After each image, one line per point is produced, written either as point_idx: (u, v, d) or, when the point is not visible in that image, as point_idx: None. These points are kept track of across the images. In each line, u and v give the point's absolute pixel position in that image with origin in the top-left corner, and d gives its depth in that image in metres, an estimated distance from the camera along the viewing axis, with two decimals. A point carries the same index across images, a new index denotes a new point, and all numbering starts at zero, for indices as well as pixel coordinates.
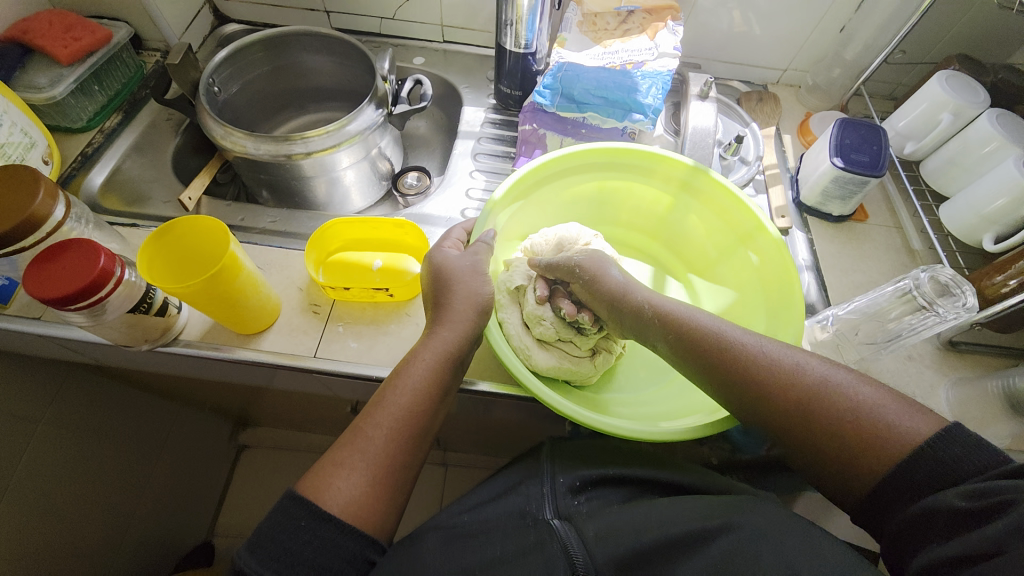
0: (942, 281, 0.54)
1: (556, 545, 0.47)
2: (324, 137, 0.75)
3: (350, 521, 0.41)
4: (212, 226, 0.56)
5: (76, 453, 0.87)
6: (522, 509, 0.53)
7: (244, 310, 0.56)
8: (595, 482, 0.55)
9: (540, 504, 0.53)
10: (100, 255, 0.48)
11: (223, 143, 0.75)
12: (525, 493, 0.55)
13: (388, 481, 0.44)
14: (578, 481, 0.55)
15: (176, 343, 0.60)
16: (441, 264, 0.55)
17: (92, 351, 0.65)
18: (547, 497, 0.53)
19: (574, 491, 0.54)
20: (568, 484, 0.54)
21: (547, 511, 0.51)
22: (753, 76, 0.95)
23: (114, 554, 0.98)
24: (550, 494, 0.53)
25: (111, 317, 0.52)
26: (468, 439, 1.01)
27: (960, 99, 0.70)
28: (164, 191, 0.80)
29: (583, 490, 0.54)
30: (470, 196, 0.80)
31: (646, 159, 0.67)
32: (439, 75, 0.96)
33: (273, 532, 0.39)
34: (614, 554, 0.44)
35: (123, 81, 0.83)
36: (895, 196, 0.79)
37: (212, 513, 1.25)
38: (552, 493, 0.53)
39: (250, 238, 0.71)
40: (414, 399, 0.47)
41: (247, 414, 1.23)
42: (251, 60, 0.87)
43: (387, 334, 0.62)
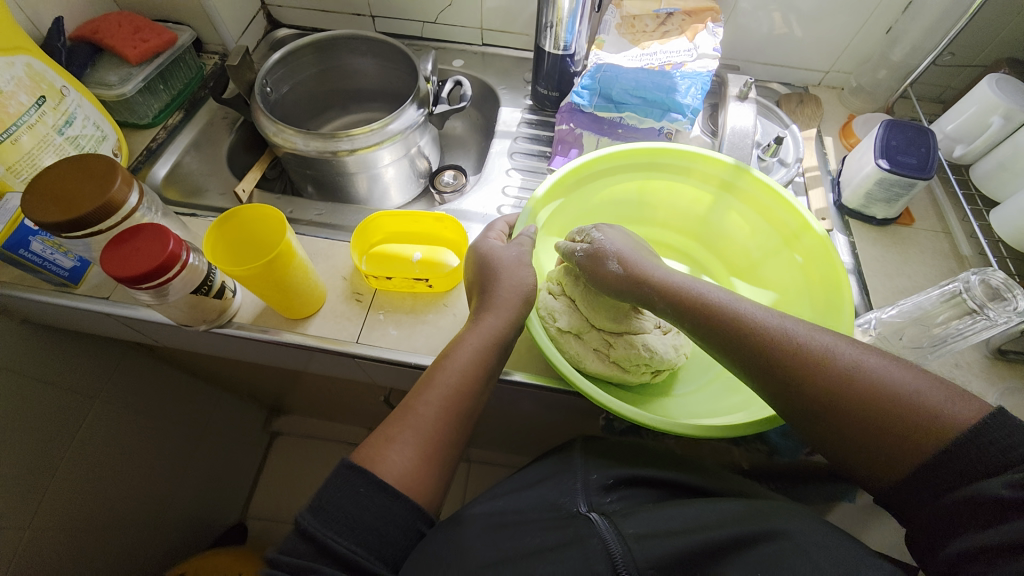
0: (992, 286, 0.53)
1: (595, 540, 0.45)
2: (369, 134, 0.78)
3: (404, 491, 0.43)
4: (269, 215, 0.59)
5: (127, 428, 0.93)
6: (555, 502, 0.53)
7: (296, 294, 0.60)
8: (627, 480, 0.54)
9: (573, 498, 0.53)
10: (170, 238, 0.52)
11: (275, 139, 0.79)
12: (557, 486, 0.56)
13: (436, 457, 0.46)
14: (611, 479, 0.55)
15: (229, 325, 0.64)
16: (487, 254, 0.58)
17: (152, 330, 0.69)
18: (580, 492, 0.54)
19: (605, 489, 0.54)
20: (600, 481, 0.55)
21: (580, 506, 0.51)
22: (793, 78, 0.94)
23: (154, 526, 1.03)
24: (582, 490, 0.54)
25: (175, 298, 0.56)
26: (496, 432, 1.02)
27: (1011, 102, 0.68)
28: (219, 184, 0.85)
29: (614, 489, 0.54)
30: (506, 193, 0.82)
31: (687, 159, 0.68)
32: (477, 77, 0.98)
33: (332, 494, 0.41)
34: (650, 544, 0.43)
35: (185, 81, 0.89)
36: (943, 200, 0.77)
37: (244, 497, 1.30)
38: (585, 489, 0.54)
39: (298, 229, 0.75)
40: (462, 379, 0.49)
41: (281, 403, 1.27)
42: (302, 62, 0.91)
43: (426, 323, 0.65)
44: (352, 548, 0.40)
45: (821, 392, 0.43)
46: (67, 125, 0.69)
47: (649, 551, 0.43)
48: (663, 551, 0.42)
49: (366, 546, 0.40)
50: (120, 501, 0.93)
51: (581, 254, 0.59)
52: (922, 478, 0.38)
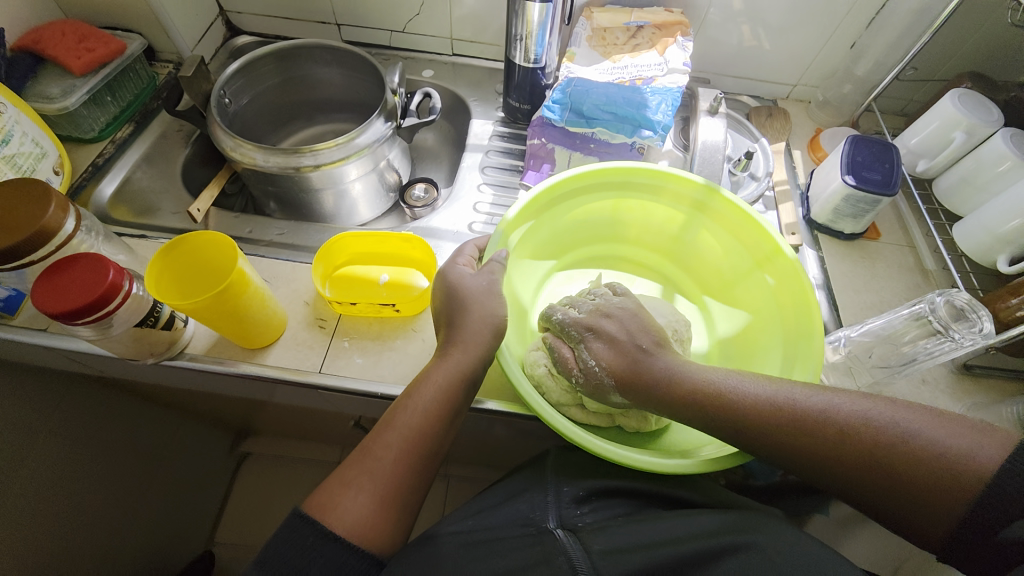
0: (956, 306, 0.53)
1: (562, 560, 0.45)
2: (333, 149, 0.75)
3: (358, 541, 0.41)
4: (221, 241, 0.55)
5: (78, 461, 0.87)
6: (526, 516, 0.52)
7: (251, 324, 0.56)
8: (600, 492, 0.53)
9: (544, 513, 0.52)
10: (110, 269, 0.49)
11: (232, 154, 0.75)
12: (528, 500, 0.54)
13: (395, 504, 0.43)
14: (583, 491, 0.53)
15: (181, 357, 0.60)
16: (455, 283, 0.55)
17: (98, 363, 0.65)
18: (551, 505, 0.52)
19: (578, 501, 0.53)
20: (573, 493, 0.53)
21: (551, 521, 0.50)
22: (762, 91, 0.94)
23: (113, 563, 0.97)
24: (555, 503, 0.52)
25: (118, 331, 0.52)
26: (474, 450, 1.00)
27: (973, 118, 0.70)
28: (173, 202, 0.80)
29: (586, 501, 0.53)
30: (477, 209, 0.80)
31: (660, 179, 0.67)
32: (447, 88, 0.96)
33: (277, 548, 0.39)
34: (615, 564, 0.44)
35: (135, 92, 0.84)
36: (907, 215, 0.78)
37: (212, 524, 1.24)
38: (557, 502, 0.53)
39: (257, 250, 0.71)
40: (424, 420, 0.46)
41: (249, 423, 1.22)
42: (263, 71, 0.87)
43: (393, 350, 0.62)
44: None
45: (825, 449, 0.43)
46: (3, 143, 0.63)
47: (614, 569, 0.43)
48: (627, 567, 0.43)
49: None
50: (72, 539, 0.88)
51: (581, 377, 0.55)
52: (966, 530, 0.38)
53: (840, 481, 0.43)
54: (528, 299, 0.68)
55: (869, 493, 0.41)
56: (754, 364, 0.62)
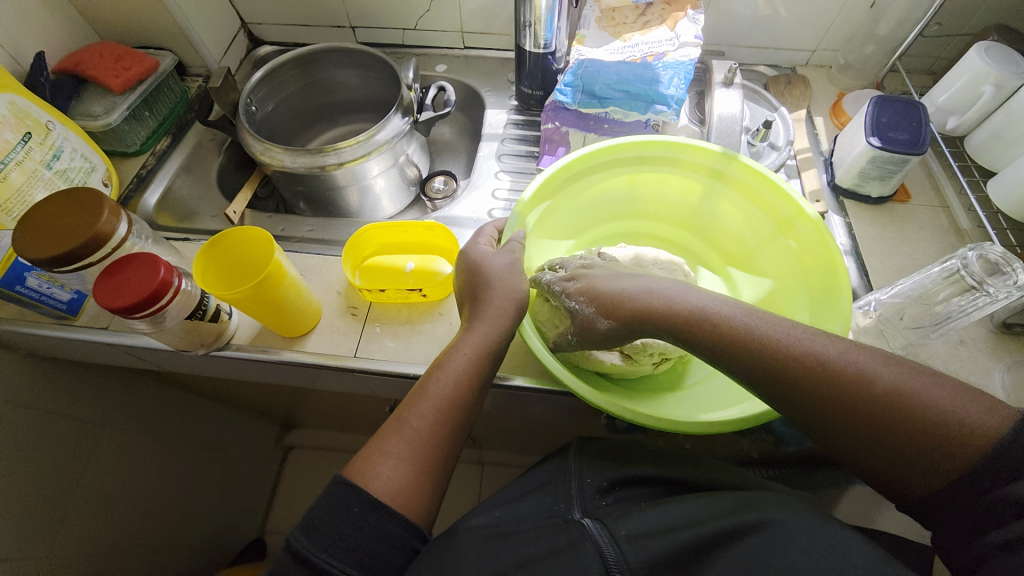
0: (991, 260, 0.52)
1: (588, 544, 0.45)
2: (355, 147, 0.78)
3: (399, 506, 0.44)
4: (259, 237, 0.59)
5: (140, 454, 0.94)
6: (550, 508, 0.53)
7: (288, 314, 0.60)
8: (623, 481, 0.54)
9: (568, 505, 0.53)
10: (160, 267, 0.53)
11: (262, 158, 0.79)
12: (552, 492, 0.55)
13: (431, 470, 0.46)
14: (607, 482, 0.54)
15: (228, 348, 0.64)
16: (478, 261, 0.57)
17: (153, 357, 0.70)
18: (574, 498, 0.53)
19: (602, 492, 0.53)
20: (596, 485, 0.54)
21: (576, 512, 0.51)
22: (780, 59, 0.92)
23: (174, 549, 1.04)
24: (578, 496, 0.53)
25: (171, 325, 0.56)
26: (506, 433, 1.02)
27: (1002, 70, 0.67)
28: (211, 206, 0.85)
29: (610, 491, 0.54)
30: (496, 196, 0.82)
31: (675, 150, 0.67)
32: (461, 81, 0.98)
33: (325, 513, 0.42)
34: (642, 544, 0.44)
35: (170, 106, 0.89)
36: (939, 174, 0.75)
37: (262, 513, 1.31)
38: (580, 495, 0.53)
39: (290, 246, 0.75)
40: (456, 390, 0.49)
41: (290, 418, 1.28)
42: (285, 78, 0.91)
43: (422, 333, 0.65)
44: (347, 571, 0.40)
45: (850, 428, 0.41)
46: (54, 159, 0.69)
47: (642, 551, 0.44)
48: (655, 551, 0.43)
49: (363, 568, 0.41)
50: (138, 527, 0.94)
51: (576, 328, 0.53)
52: (953, 489, 0.38)
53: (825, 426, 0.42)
54: None
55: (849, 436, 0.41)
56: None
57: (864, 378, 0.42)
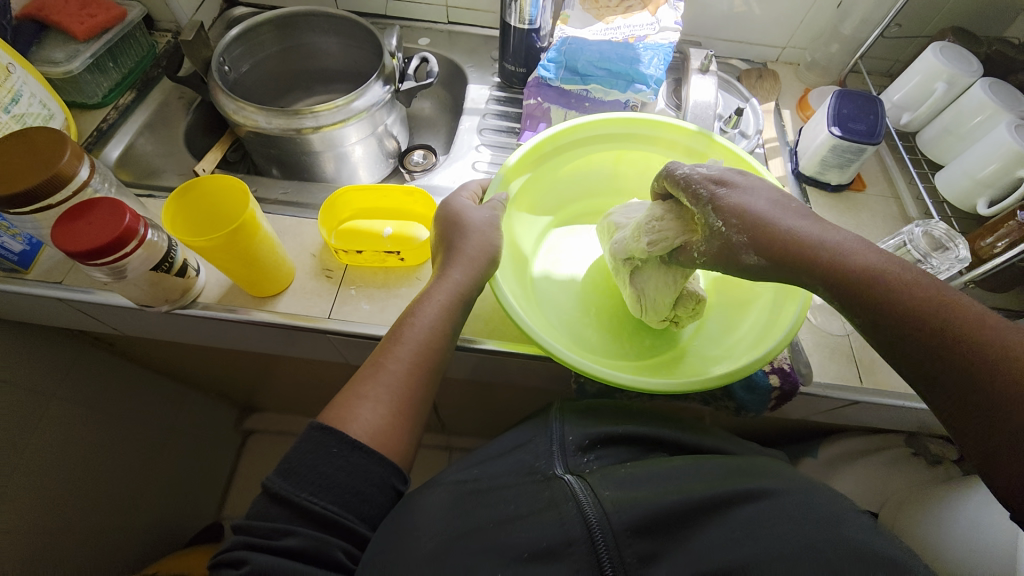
0: (936, 236, 0.56)
1: (570, 504, 0.46)
2: (333, 111, 0.77)
3: (379, 447, 0.44)
4: (230, 184, 0.57)
5: (90, 427, 0.89)
6: (531, 465, 0.54)
7: (261, 269, 0.58)
8: (602, 440, 0.55)
9: (549, 461, 0.53)
10: (126, 213, 0.50)
11: (235, 118, 0.77)
12: (532, 450, 0.56)
13: (409, 412, 0.46)
14: (587, 440, 0.55)
15: (194, 306, 0.62)
16: (458, 212, 0.58)
17: (112, 316, 0.67)
18: (556, 454, 0.54)
19: (582, 450, 0.54)
20: (577, 442, 0.55)
21: (557, 468, 0.52)
22: (752, 54, 0.96)
23: (124, 529, 0.99)
24: (559, 452, 0.54)
25: (133, 275, 0.54)
26: (478, 412, 1.02)
27: (954, 68, 0.72)
28: (176, 165, 0.82)
29: (591, 449, 0.55)
30: (476, 168, 0.82)
31: (658, 130, 0.69)
32: (444, 55, 0.98)
33: (302, 456, 0.42)
34: (627, 507, 0.45)
35: (136, 59, 0.85)
36: (891, 166, 0.81)
37: (221, 495, 1.26)
38: (561, 451, 0.54)
39: (262, 208, 0.73)
40: (430, 334, 0.50)
41: (253, 397, 1.24)
42: (261, 40, 0.88)
43: (397, 297, 0.64)
44: (328, 508, 0.40)
45: (996, 394, 0.34)
46: (13, 102, 0.65)
47: (625, 513, 0.44)
48: (638, 514, 0.44)
49: (343, 504, 0.41)
50: (88, 505, 0.89)
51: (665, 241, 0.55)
52: None
53: (912, 338, 0.38)
54: (527, 248, 0.70)
55: (917, 354, 0.38)
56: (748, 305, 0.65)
57: None
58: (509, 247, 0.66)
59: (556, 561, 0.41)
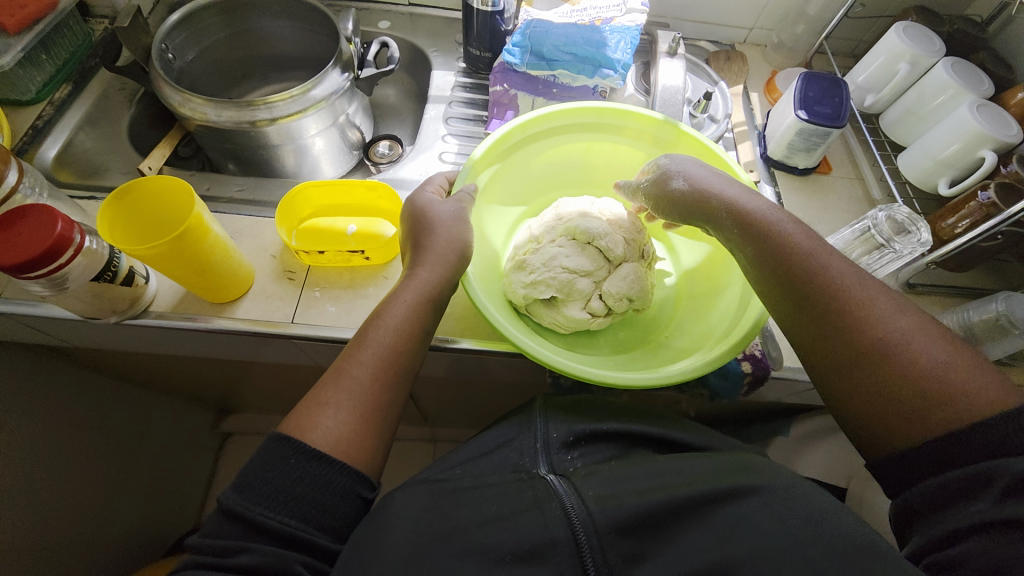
0: (898, 220, 0.57)
1: (555, 504, 0.45)
2: (289, 102, 0.72)
3: (341, 457, 0.42)
4: (178, 187, 0.54)
5: (65, 443, 0.84)
6: (515, 463, 0.53)
7: (216, 274, 0.55)
8: (587, 436, 0.55)
9: (533, 459, 0.52)
10: (57, 221, 0.47)
11: (182, 111, 0.72)
12: (517, 447, 0.55)
13: (374, 419, 0.45)
14: (572, 436, 0.54)
15: (147, 315, 0.58)
16: (423, 208, 0.56)
17: (60, 329, 0.62)
18: (539, 451, 0.53)
19: (567, 446, 0.54)
20: (561, 439, 0.54)
21: (541, 466, 0.51)
22: (721, 35, 0.95)
23: (101, 544, 0.95)
24: (543, 449, 0.53)
25: (74, 287, 0.50)
26: (457, 405, 1.02)
27: (916, 49, 0.73)
28: (123, 163, 0.76)
29: (575, 446, 0.54)
30: (443, 159, 0.79)
31: (631, 119, 0.68)
32: (406, 40, 0.93)
33: (259, 469, 0.40)
34: (610, 506, 0.44)
35: (71, 49, 0.79)
36: (856, 148, 0.82)
37: (200, 502, 1.23)
38: (546, 449, 0.53)
39: (217, 208, 0.69)
40: (397, 337, 0.48)
41: (228, 401, 1.19)
42: (207, 24, 0.82)
43: (365, 297, 0.62)
44: (286, 522, 0.38)
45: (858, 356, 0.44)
46: None
47: (610, 513, 0.43)
48: (622, 513, 0.43)
49: (302, 518, 0.39)
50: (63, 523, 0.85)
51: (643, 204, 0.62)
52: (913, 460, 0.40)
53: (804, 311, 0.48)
54: (499, 243, 0.69)
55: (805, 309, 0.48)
56: (710, 308, 0.64)
57: (898, 342, 0.43)
58: (478, 240, 0.64)
59: (540, 563, 0.41)
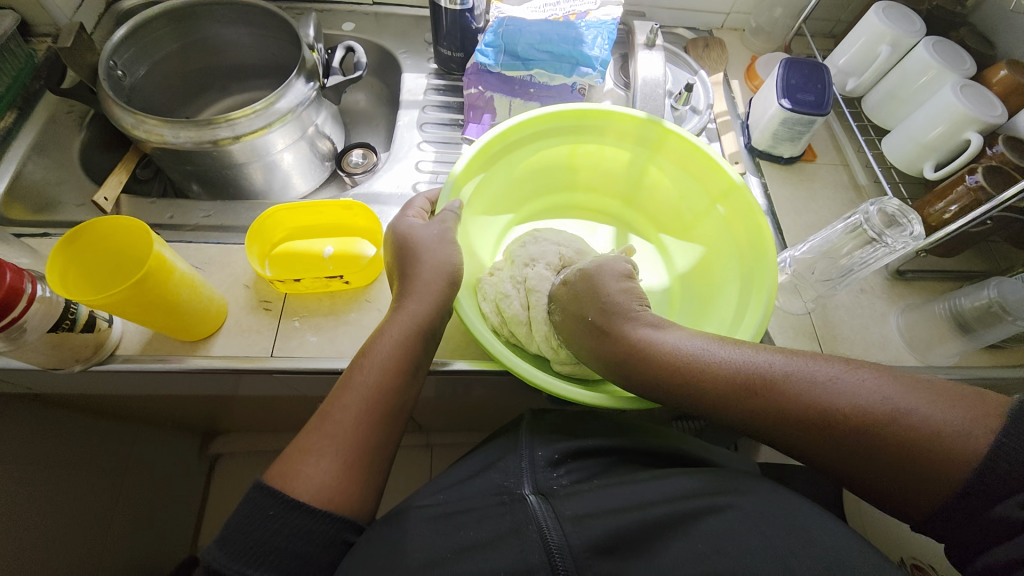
0: (889, 213, 0.56)
1: (533, 530, 0.43)
2: (252, 117, 0.68)
3: (324, 507, 0.40)
4: (133, 225, 0.50)
5: (48, 487, 0.80)
6: (500, 485, 0.49)
7: (183, 314, 0.52)
8: (575, 454, 0.52)
9: (518, 479, 0.49)
10: (6, 270, 0.44)
11: (136, 134, 0.67)
12: (502, 468, 0.51)
13: (361, 464, 0.43)
14: (558, 454, 0.51)
15: (113, 360, 0.55)
16: (407, 234, 0.54)
17: (21, 378, 0.58)
18: (525, 471, 0.50)
19: (553, 464, 0.50)
20: (548, 457, 0.51)
21: (525, 487, 0.48)
22: (698, 21, 0.92)
23: None
24: (529, 468, 0.50)
25: (32, 339, 0.46)
26: (451, 416, 1.00)
27: (897, 30, 0.71)
28: (76, 192, 0.71)
29: (562, 463, 0.51)
30: (420, 168, 0.76)
31: (614, 120, 0.66)
32: (373, 41, 0.89)
33: (239, 522, 0.38)
34: (589, 526, 0.42)
35: (14, 73, 0.71)
36: (840, 134, 0.81)
37: (194, 529, 1.19)
38: (531, 467, 0.50)
39: (182, 237, 0.65)
40: (383, 375, 0.46)
41: (215, 424, 1.15)
42: (157, 37, 0.77)
43: (348, 323, 0.59)
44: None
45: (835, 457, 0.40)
46: None
47: (586, 533, 0.41)
48: (600, 532, 0.41)
49: (282, 572, 0.37)
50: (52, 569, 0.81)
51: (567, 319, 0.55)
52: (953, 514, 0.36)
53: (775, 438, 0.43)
54: (487, 255, 0.67)
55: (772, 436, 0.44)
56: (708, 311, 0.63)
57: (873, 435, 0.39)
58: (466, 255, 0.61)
59: None
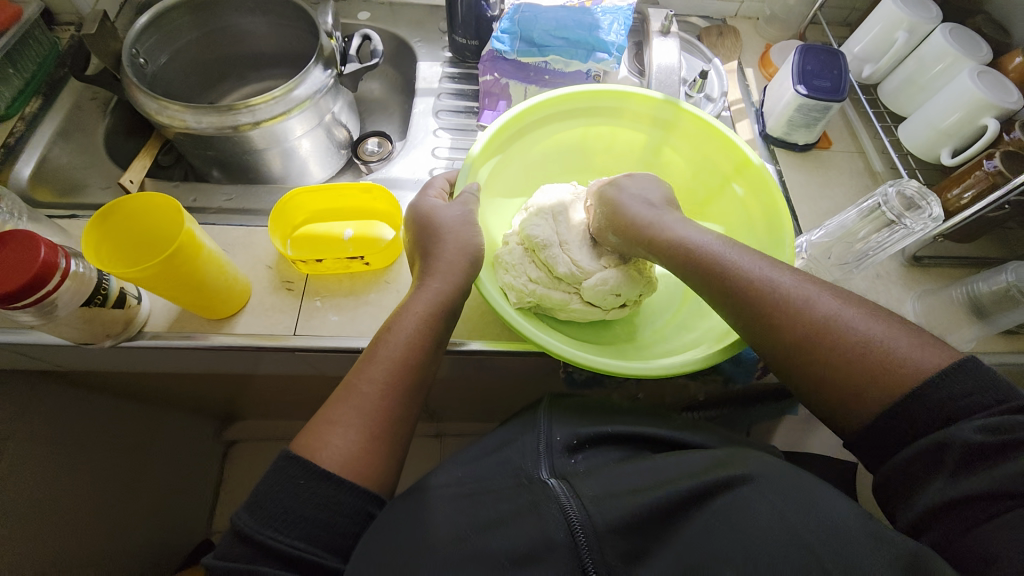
0: (908, 195, 0.56)
1: (552, 506, 0.43)
2: (272, 103, 0.69)
3: (349, 477, 0.41)
4: (165, 204, 0.52)
5: (73, 466, 0.82)
6: (517, 466, 0.50)
7: (208, 293, 0.53)
8: (593, 439, 0.52)
9: (535, 462, 0.50)
10: (40, 246, 0.44)
11: (159, 119, 0.68)
12: (519, 448, 0.53)
13: (384, 437, 0.44)
14: (577, 438, 0.52)
15: (142, 337, 0.56)
16: (428, 214, 0.55)
17: (52, 355, 0.60)
18: (542, 454, 0.51)
19: (571, 449, 0.51)
20: (565, 441, 0.52)
21: (543, 470, 0.49)
22: (712, 10, 0.92)
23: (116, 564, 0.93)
24: (546, 453, 0.51)
25: (66, 314, 0.48)
26: (463, 403, 1.01)
27: (915, 16, 0.71)
28: (101, 177, 0.73)
29: (580, 448, 0.52)
30: (436, 155, 0.77)
31: (627, 100, 0.66)
32: (388, 30, 0.90)
33: (268, 489, 0.39)
34: (609, 504, 0.42)
35: (38, 60, 0.74)
36: (855, 121, 0.81)
37: (210, 513, 1.21)
38: (549, 451, 0.51)
39: (206, 220, 0.66)
40: (407, 351, 0.47)
41: (232, 410, 1.17)
42: (178, 25, 0.78)
43: (369, 304, 0.61)
44: (293, 544, 0.37)
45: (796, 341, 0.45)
46: None
47: (608, 511, 0.41)
48: (619, 513, 0.41)
49: (310, 539, 0.38)
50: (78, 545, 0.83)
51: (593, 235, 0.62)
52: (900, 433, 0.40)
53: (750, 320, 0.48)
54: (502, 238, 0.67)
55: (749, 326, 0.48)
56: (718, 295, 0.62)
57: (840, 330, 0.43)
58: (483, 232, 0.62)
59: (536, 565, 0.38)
